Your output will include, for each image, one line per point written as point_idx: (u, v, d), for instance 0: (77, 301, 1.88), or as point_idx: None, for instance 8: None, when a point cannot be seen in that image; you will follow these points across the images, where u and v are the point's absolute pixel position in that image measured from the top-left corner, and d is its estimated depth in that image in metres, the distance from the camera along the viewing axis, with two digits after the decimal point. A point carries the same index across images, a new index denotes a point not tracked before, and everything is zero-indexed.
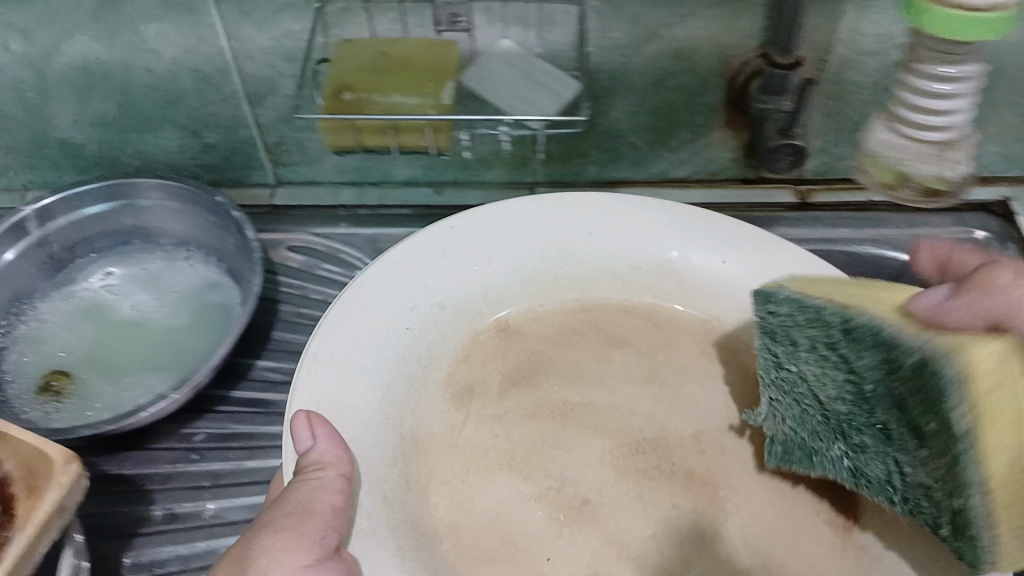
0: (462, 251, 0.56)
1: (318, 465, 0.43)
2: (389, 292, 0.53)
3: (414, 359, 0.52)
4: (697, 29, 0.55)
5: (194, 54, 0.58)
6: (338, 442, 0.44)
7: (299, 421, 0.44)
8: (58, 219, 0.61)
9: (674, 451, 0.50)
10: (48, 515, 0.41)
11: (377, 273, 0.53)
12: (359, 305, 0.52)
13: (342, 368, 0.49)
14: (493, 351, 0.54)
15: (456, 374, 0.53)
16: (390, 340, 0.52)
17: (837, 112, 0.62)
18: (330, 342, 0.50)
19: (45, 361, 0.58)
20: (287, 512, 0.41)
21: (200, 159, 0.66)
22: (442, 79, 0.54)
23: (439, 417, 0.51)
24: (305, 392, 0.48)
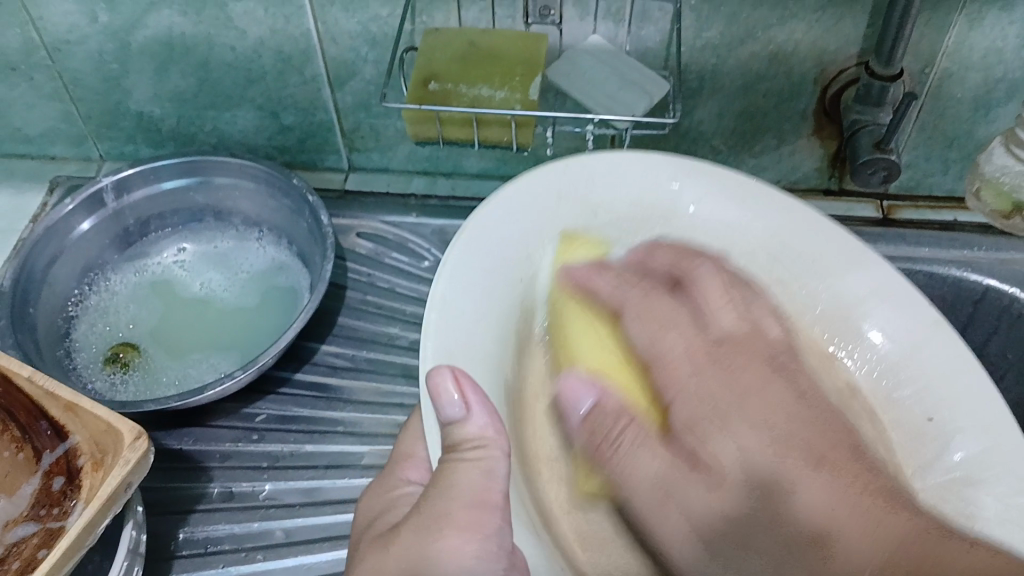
0: (573, 204, 0.47)
1: (479, 442, 0.36)
2: (504, 239, 0.45)
3: (522, 315, 0.44)
4: (797, 33, 0.54)
5: (280, 35, 0.58)
6: (494, 413, 0.37)
7: (446, 382, 0.36)
8: (133, 191, 0.61)
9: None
10: (114, 490, 0.39)
11: (498, 215, 0.45)
12: (472, 255, 0.43)
13: (467, 326, 0.41)
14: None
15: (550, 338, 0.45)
16: (502, 294, 0.44)
17: (932, 128, 0.59)
18: (455, 289, 0.42)
19: (114, 332, 0.58)
20: (463, 503, 0.35)
21: (275, 139, 0.66)
22: (532, 73, 0.52)
23: (538, 384, 0.44)
24: (437, 342, 0.40)
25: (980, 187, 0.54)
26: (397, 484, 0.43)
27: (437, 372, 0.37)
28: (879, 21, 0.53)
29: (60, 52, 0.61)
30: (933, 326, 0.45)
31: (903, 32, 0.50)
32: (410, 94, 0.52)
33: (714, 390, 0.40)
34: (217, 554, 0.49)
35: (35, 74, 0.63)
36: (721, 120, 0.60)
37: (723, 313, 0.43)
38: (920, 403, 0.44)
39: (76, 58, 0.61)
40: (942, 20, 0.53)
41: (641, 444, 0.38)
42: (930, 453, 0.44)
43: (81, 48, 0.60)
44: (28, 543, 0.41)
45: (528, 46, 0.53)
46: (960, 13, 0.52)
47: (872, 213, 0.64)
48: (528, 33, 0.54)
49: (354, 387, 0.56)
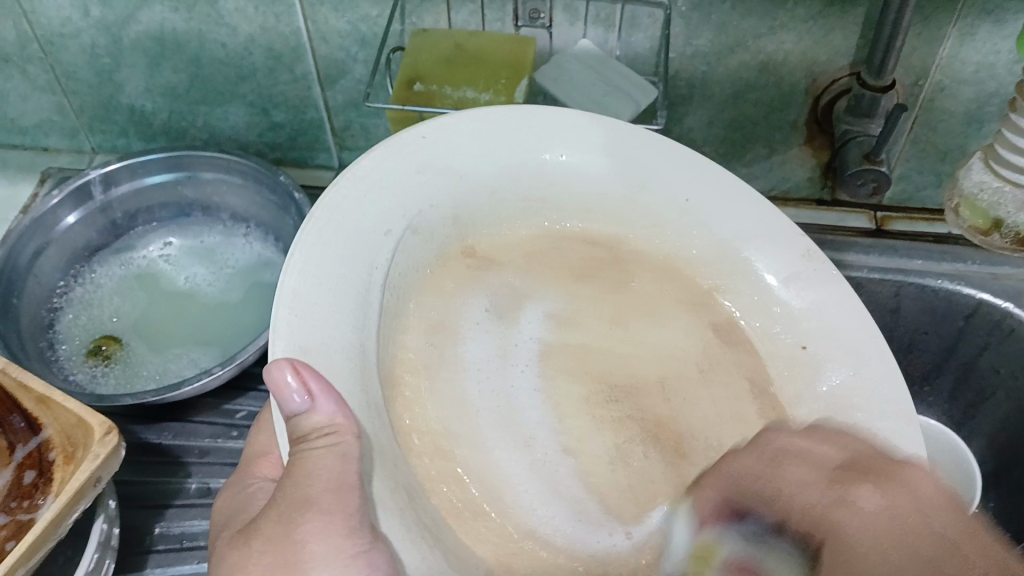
0: (433, 168, 0.44)
1: (327, 429, 0.34)
2: (365, 215, 0.41)
3: (388, 289, 0.41)
4: (787, 43, 0.53)
5: (271, 32, 0.58)
6: (340, 398, 0.34)
7: (284, 373, 0.34)
8: (120, 185, 0.61)
9: (630, 397, 0.44)
10: (82, 484, 0.39)
11: (346, 192, 0.40)
12: (322, 239, 0.39)
13: (328, 312, 0.37)
14: (461, 281, 0.46)
15: (418, 304, 0.44)
16: (365, 270, 0.40)
17: (924, 140, 0.59)
18: (309, 275, 0.37)
19: (97, 325, 0.58)
20: (323, 490, 0.33)
21: (266, 136, 0.66)
22: (517, 78, 0.53)
23: (414, 353, 0.42)
24: (289, 337, 0.36)
25: (958, 204, 0.53)
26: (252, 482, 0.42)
27: (276, 365, 0.34)
28: (870, 33, 0.52)
29: (52, 45, 0.61)
30: (802, 259, 0.46)
31: (894, 44, 0.49)
32: (395, 95, 0.52)
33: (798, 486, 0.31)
34: (194, 549, 0.49)
35: (28, 66, 0.63)
36: (712, 127, 0.60)
37: (803, 472, 0.32)
38: (791, 334, 0.46)
39: (68, 51, 0.61)
40: (935, 33, 0.52)
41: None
42: (804, 380, 0.44)
43: (73, 41, 0.61)
44: None
45: (516, 49, 0.53)
46: (953, 26, 0.52)
47: (864, 224, 0.62)
48: (516, 37, 0.54)
49: None
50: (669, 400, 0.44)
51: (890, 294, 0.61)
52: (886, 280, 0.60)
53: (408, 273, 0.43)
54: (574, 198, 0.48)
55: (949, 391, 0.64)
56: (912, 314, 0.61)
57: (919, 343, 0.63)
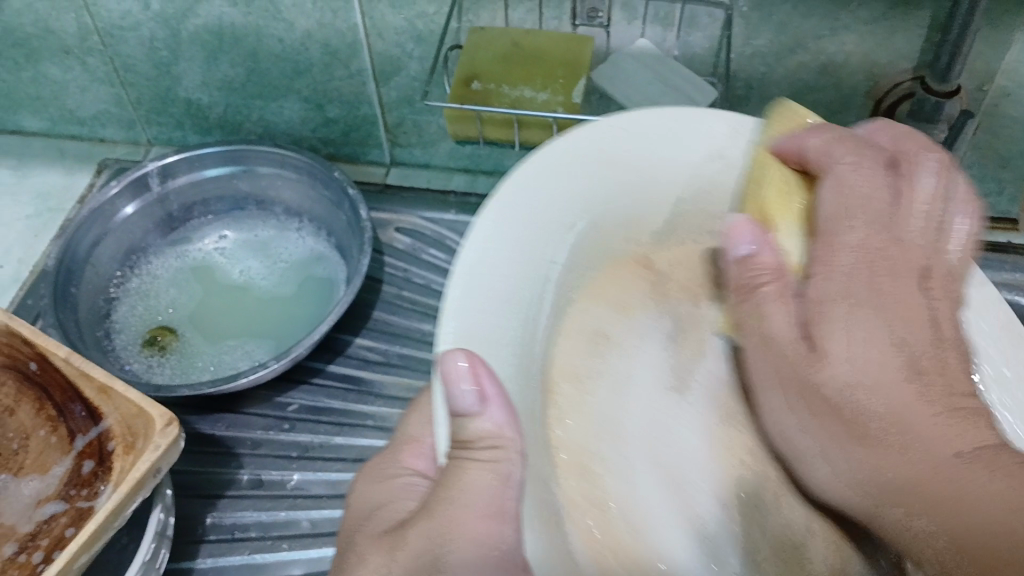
0: (618, 168, 0.42)
1: (493, 437, 0.33)
2: (549, 211, 0.40)
3: (561, 288, 0.40)
4: (848, 45, 0.53)
5: (328, 28, 0.58)
6: (508, 408, 0.34)
7: (457, 367, 0.33)
8: (178, 177, 0.62)
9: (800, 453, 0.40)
10: (143, 475, 0.40)
11: (536, 181, 0.40)
12: (505, 225, 0.39)
13: (495, 306, 0.37)
14: (630, 290, 0.43)
15: (586, 311, 0.42)
16: (535, 265, 0.39)
17: (986, 146, 0.58)
18: (486, 265, 0.37)
19: (153, 316, 0.59)
20: (479, 515, 0.32)
21: (320, 131, 0.67)
22: (575, 76, 0.52)
23: (577, 363, 0.41)
24: (457, 318, 0.36)
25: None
26: (398, 473, 0.39)
27: (450, 355, 0.33)
28: (935, 36, 0.51)
29: (112, 37, 0.62)
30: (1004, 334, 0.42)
31: (961, 48, 0.48)
32: (452, 92, 0.53)
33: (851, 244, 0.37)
34: (245, 541, 0.49)
35: (88, 58, 0.64)
36: None
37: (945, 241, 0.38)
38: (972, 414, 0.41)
39: (127, 43, 0.62)
40: (1002, 36, 0.51)
41: (780, 301, 0.37)
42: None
43: (132, 34, 0.61)
44: (58, 522, 0.43)
45: (573, 48, 0.53)
46: (1022, 30, 0.50)
47: None
48: (573, 35, 0.54)
49: (384, 381, 0.56)
50: None
51: None
52: None
53: (584, 272, 0.42)
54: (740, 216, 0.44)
55: None
56: None
57: None
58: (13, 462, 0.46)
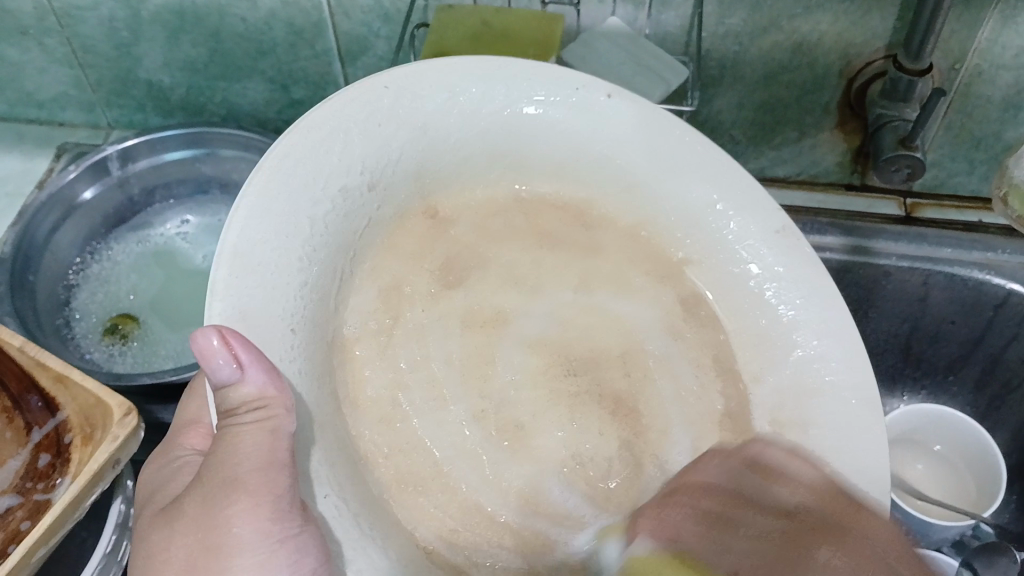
0: (396, 120, 0.40)
1: (258, 402, 0.32)
2: (323, 169, 0.37)
3: (341, 247, 0.38)
4: (822, 25, 0.52)
5: (292, 7, 0.56)
6: (272, 368, 0.32)
7: (212, 342, 0.31)
8: (139, 160, 0.60)
9: (592, 370, 0.41)
10: (102, 466, 0.39)
11: (298, 161, 0.36)
12: (266, 205, 0.35)
13: (264, 279, 0.34)
14: (420, 240, 0.42)
15: (377, 272, 0.40)
16: (303, 237, 0.36)
17: (959, 126, 0.57)
18: (253, 233, 0.34)
19: (114, 303, 0.58)
20: (250, 468, 0.31)
21: (285, 113, 0.65)
22: (545, 55, 0.51)
23: (368, 320, 0.39)
24: (228, 297, 0.33)
25: (1006, 192, 0.47)
26: (180, 455, 0.38)
27: (203, 333, 0.31)
28: (909, 15, 0.51)
29: (70, 17, 0.60)
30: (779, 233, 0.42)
31: (934, 26, 0.48)
32: None
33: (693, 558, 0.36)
34: None
35: (46, 38, 0.62)
36: (741, 110, 0.58)
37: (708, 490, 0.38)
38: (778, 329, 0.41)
39: (86, 24, 0.60)
40: (976, 16, 0.50)
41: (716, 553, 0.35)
42: (774, 357, 0.41)
43: (91, 14, 0.59)
44: (13, 515, 0.41)
45: (544, 27, 0.52)
46: (995, 9, 0.50)
47: (894, 211, 0.60)
48: (543, 14, 0.53)
49: None
50: (636, 377, 0.42)
51: (917, 284, 0.58)
52: (914, 269, 0.58)
53: (364, 232, 0.40)
54: (549, 159, 0.44)
55: (974, 382, 0.63)
56: (940, 306, 0.59)
57: (945, 334, 0.61)
58: None
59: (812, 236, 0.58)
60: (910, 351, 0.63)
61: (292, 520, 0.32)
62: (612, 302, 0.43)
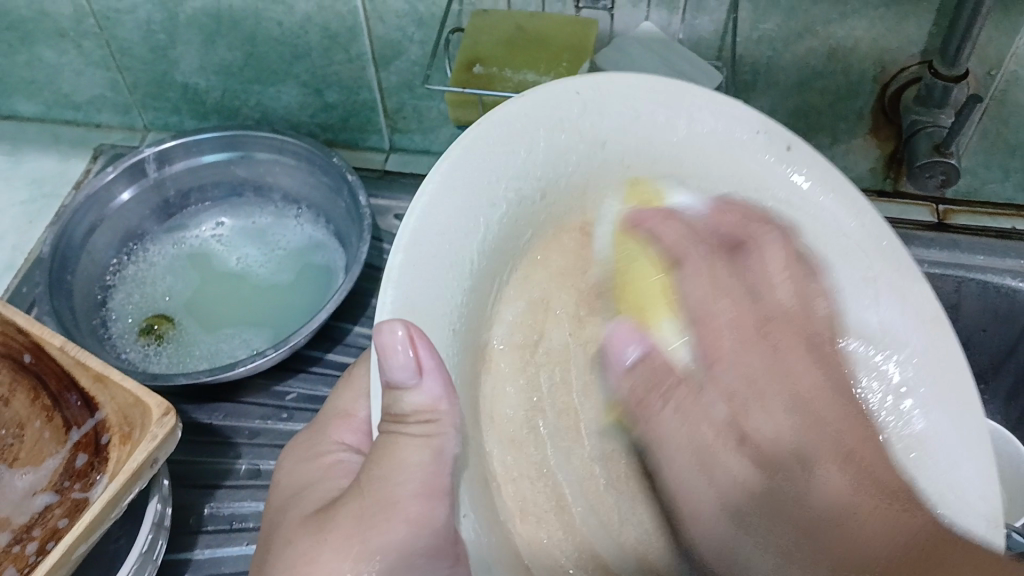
0: (570, 134, 0.40)
1: (429, 411, 0.33)
2: (497, 173, 0.38)
3: (503, 257, 0.39)
4: (857, 30, 0.52)
5: (327, 11, 0.57)
6: (446, 381, 0.34)
7: (397, 338, 0.32)
8: (175, 163, 0.61)
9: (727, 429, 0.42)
10: (140, 465, 0.39)
11: (479, 163, 0.37)
12: (448, 199, 0.36)
13: (430, 275, 0.35)
14: (574, 262, 0.41)
15: (526, 284, 0.40)
16: (469, 240, 0.37)
17: (995, 133, 0.57)
18: (432, 228, 0.35)
19: (150, 303, 0.58)
20: (412, 492, 0.33)
21: (318, 117, 0.66)
22: (579, 60, 0.52)
23: (518, 339, 0.39)
24: (396, 288, 0.34)
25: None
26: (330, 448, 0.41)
27: (389, 327, 0.32)
28: (946, 21, 0.50)
29: (109, 20, 0.61)
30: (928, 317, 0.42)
31: (971, 32, 0.47)
32: (454, 79, 0.52)
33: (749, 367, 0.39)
34: (242, 531, 0.49)
35: (85, 41, 0.63)
36: (774, 116, 0.58)
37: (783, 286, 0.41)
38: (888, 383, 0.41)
39: (124, 27, 0.61)
40: (1015, 22, 0.50)
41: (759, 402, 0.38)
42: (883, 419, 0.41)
43: (130, 17, 0.60)
44: (53, 513, 0.42)
45: (577, 31, 0.52)
46: None
47: (927, 217, 0.60)
48: (577, 19, 0.53)
49: None
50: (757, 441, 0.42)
51: (949, 290, 0.58)
52: (947, 276, 0.57)
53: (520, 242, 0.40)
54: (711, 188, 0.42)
55: (1006, 393, 0.62)
56: (971, 313, 0.59)
57: (975, 344, 0.60)
58: (6, 453, 0.45)
59: None
60: None
61: (447, 556, 0.33)
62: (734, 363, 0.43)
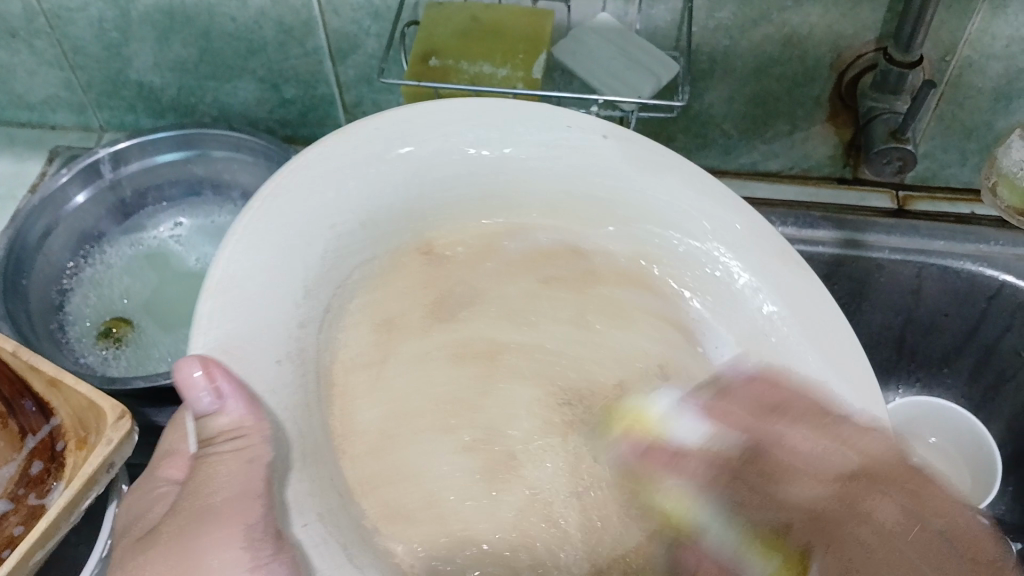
0: (380, 161, 0.41)
1: (234, 432, 0.33)
2: (308, 204, 0.39)
3: (325, 283, 0.39)
4: (812, 17, 0.52)
5: (281, 6, 0.56)
6: (251, 397, 0.34)
7: (189, 374, 0.33)
8: (130, 163, 0.60)
9: (595, 405, 0.41)
10: (96, 471, 0.39)
11: (282, 202, 0.38)
12: (254, 244, 0.36)
13: (244, 311, 0.35)
14: (419, 280, 0.43)
15: (377, 303, 0.41)
16: (289, 276, 0.37)
17: (951, 117, 0.57)
18: (238, 272, 0.36)
19: (108, 305, 0.58)
20: (232, 496, 0.33)
21: (276, 113, 0.65)
22: (535, 52, 0.51)
23: (359, 354, 0.40)
24: (208, 335, 0.34)
25: (995, 182, 0.53)
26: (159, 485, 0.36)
27: (183, 364, 0.33)
28: (899, 6, 0.51)
29: (60, 18, 0.60)
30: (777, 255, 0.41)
31: (923, 19, 0.48)
32: (410, 70, 0.51)
33: (810, 486, 0.32)
34: None
35: (36, 40, 0.62)
36: (733, 104, 0.58)
37: (858, 434, 0.33)
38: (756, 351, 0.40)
39: (75, 25, 0.60)
40: (966, 5, 0.50)
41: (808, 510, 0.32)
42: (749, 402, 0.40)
43: (80, 15, 0.59)
44: (8, 521, 0.41)
45: (534, 22, 0.52)
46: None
47: (886, 204, 0.60)
48: (534, 9, 0.52)
49: None
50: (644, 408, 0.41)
51: (910, 276, 0.58)
52: (907, 261, 0.58)
53: (351, 273, 0.40)
54: (560, 196, 0.44)
55: (969, 372, 0.63)
56: (933, 297, 0.59)
57: (939, 326, 0.61)
58: None
59: (805, 230, 0.58)
60: (903, 343, 0.63)
61: (266, 546, 0.32)
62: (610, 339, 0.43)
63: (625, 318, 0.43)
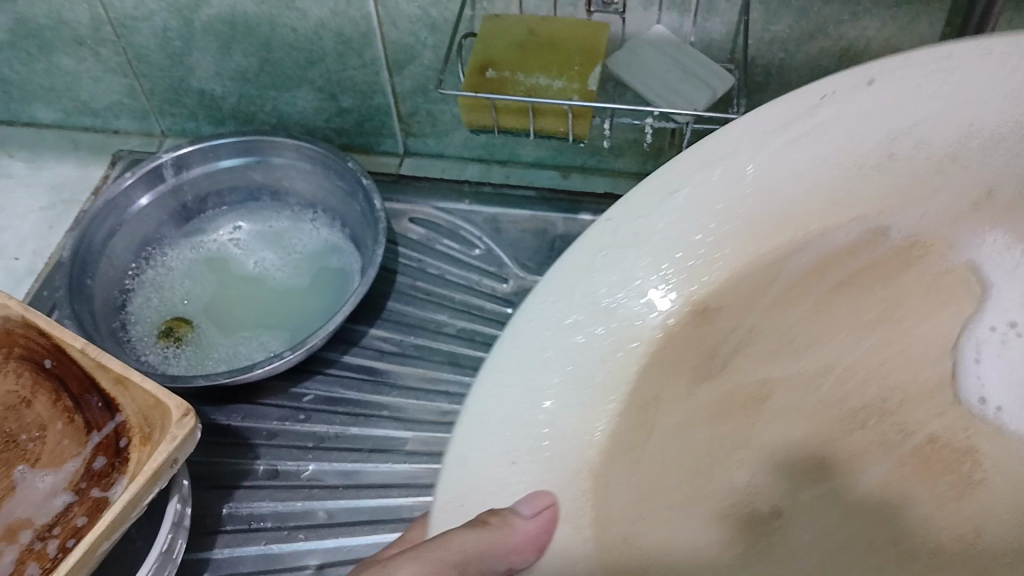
0: (589, 271, 0.39)
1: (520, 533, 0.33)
2: (526, 353, 0.38)
3: (568, 409, 0.37)
4: (869, 31, 0.52)
5: (340, 17, 0.57)
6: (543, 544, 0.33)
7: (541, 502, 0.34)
8: (193, 168, 0.62)
9: (888, 417, 0.39)
10: (160, 466, 0.40)
11: (502, 363, 0.37)
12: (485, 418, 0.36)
13: (498, 474, 0.35)
14: (688, 343, 0.40)
15: (638, 383, 0.39)
16: (525, 422, 0.36)
17: None
18: (482, 446, 0.35)
19: (169, 306, 0.59)
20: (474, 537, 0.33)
21: (333, 122, 0.67)
22: (591, 64, 0.52)
23: (623, 439, 0.37)
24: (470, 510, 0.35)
25: None
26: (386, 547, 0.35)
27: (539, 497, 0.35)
28: (957, 20, 0.50)
29: (125, 27, 0.62)
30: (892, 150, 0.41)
31: None
32: (467, 82, 0.52)
33: None
34: (261, 531, 0.49)
35: (103, 49, 0.64)
36: None
37: None
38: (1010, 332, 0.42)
39: (140, 34, 0.62)
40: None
41: None
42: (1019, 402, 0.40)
43: (146, 24, 0.61)
44: (73, 512, 0.43)
45: (589, 35, 0.53)
46: None
47: None
48: (590, 23, 0.53)
49: (402, 371, 0.56)
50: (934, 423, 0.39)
51: None
52: None
53: (604, 381, 0.38)
54: (793, 210, 0.41)
55: None
56: None
57: None
58: (28, 452, 0.46)
59: None
60: None
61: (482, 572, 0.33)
62: (878, 346, 0.40)
63: (911, 336, 0.40)
